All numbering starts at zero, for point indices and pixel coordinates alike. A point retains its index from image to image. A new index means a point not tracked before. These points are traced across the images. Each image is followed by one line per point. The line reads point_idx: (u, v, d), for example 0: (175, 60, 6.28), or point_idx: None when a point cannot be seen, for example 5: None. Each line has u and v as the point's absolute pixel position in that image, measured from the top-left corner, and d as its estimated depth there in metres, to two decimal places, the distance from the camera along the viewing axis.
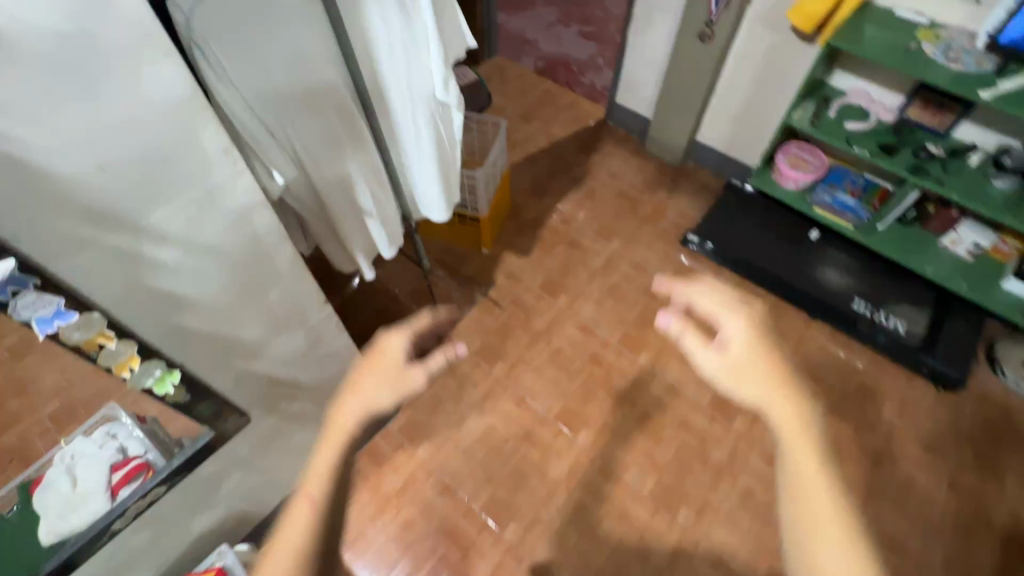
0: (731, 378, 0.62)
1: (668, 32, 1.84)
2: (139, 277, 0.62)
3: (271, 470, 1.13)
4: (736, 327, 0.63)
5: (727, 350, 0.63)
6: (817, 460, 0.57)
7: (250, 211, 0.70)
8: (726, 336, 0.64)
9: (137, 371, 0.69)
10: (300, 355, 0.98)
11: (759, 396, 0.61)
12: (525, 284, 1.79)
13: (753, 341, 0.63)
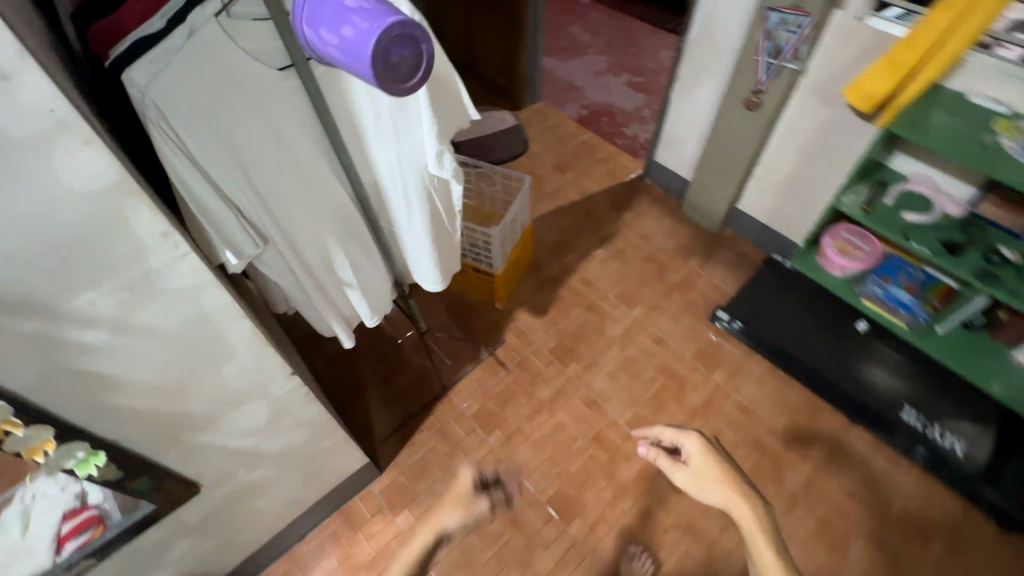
0: (705, 489, 0.79)
1: (714, 96, 1.74)
2: (61, 362, 0.58)
3: (228, 534, 1.06)
4: (696, 445, 0.83)
5: (690, 467, 0.82)
6: (771, 546, 0.72)
7: (197, 290, 0.64)
8: (693, 456, 0.83)
9: (54, 454, 0.63)
10: (263, 425, 0.92)
11: (722, 498, 0.78)
12: (535, 347, 1.69)
13: (710, 458, 0.81)
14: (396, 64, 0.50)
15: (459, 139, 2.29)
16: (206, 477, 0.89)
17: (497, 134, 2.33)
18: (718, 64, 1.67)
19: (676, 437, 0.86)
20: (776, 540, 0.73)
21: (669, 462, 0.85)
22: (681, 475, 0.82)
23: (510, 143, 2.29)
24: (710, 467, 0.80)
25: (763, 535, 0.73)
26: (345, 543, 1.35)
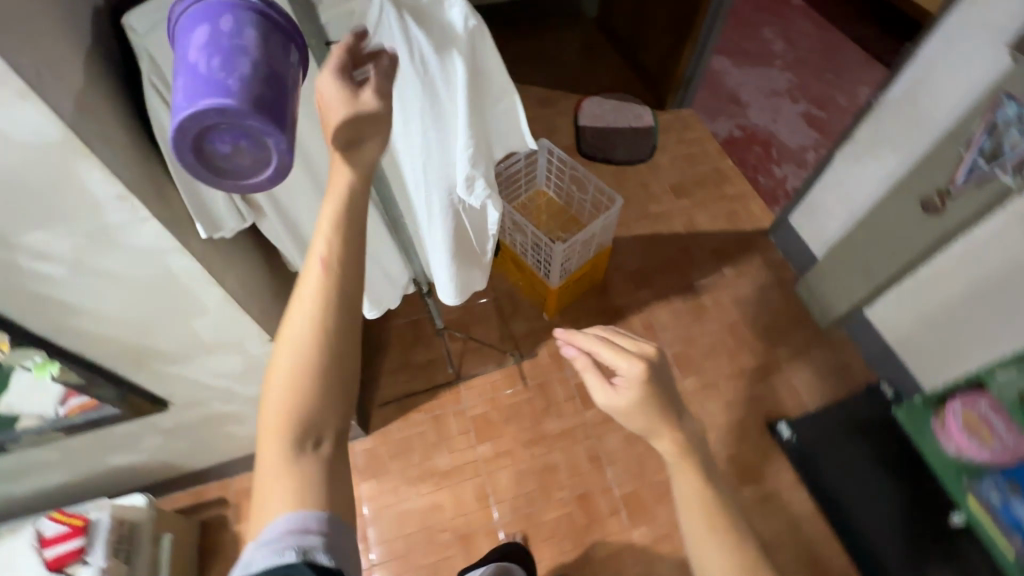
0: (636, 423, 0.63)
1: (888, 175, 1.38)
2: (18, 283, 0.59)
3: (202, 443, 1.13)
4: (635, 365, 0.63)
5: (620, 396, 0.62)
6: (699, 480, 0.62)
7: (162, 253, 0.62)
8: (631, 380, 0.62)
9: (11, 352, 0.68)
10: (238, 373, 0.92)
11: (649, 431, 0.63)
12: (563, 373, 1.56)
13: (652, 392, 0.62)
14: (232, 152, 0.46)
15: (583, 124, 2.10)
16: (176, 399, 0.93)
17: (626, 131, 2.10)
18: (910, 139, 1.31)
19: (605, 350, 0.65)
20: (708, 471, 0.63)
21: (597, 374, 0.66)
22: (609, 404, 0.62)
23: (636, 145, 2.06)
24: (649, 397, 0.61)
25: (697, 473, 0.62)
26: None
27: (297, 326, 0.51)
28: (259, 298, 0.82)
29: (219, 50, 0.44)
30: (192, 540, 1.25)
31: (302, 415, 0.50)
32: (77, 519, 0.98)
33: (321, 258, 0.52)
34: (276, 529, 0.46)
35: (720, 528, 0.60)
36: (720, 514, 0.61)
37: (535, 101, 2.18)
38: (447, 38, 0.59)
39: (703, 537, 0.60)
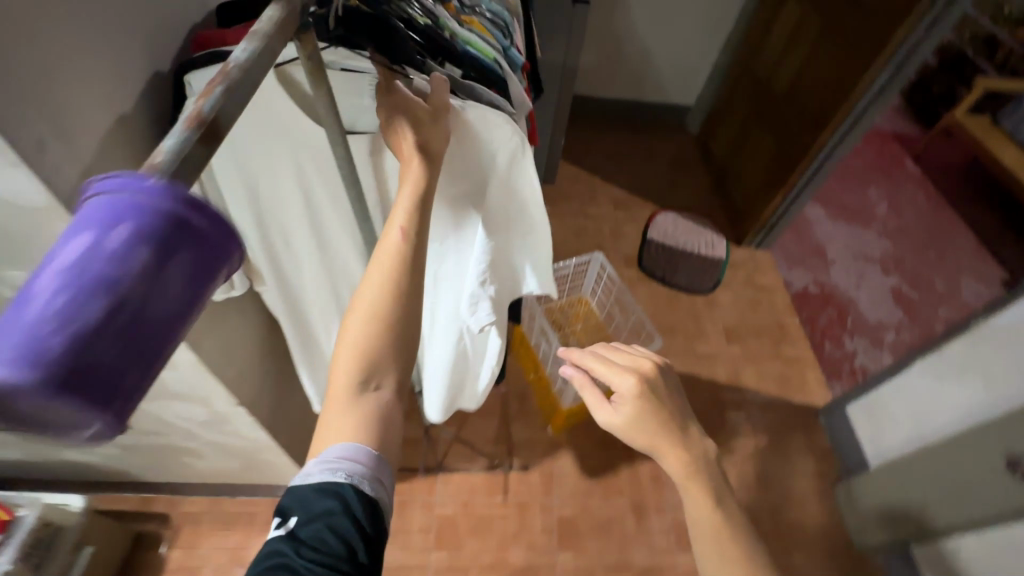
0: (633, 437, 0.66)
1: (968, 408, 1.20)
2: None
3: (157, 463, 1.09)
4: (630, 379, 0.67)
5: (618, 411, 0.67)
6: (705, 492, 0.63)
7: None
8: (626, 396, 0.66)
9: None
10: (201, 421, 0.88)
11: (647, 444, 0.65)
12: (550, 500, 1.42)
13: (647, 406, 0.65)
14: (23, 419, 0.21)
15: (651, 238, 2.01)
16: (135, 425, 0.89)
17: (694, 257, 2.00)
18: (1004, 380, 1.13)
19: (601, 366, 0.70)
20: (716, 484, 0.64)
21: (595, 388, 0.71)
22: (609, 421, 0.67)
23: (700, 274, 1.95)
24: (648, 410, 0.65)
25: (703, 478, 0.63)
26: (253, 528, 1.28)
27: (372, 287, 0.57)
28: (239, 360, 0.78)
29: (99, 289, 0.21)
30: (117, 554, 1.19)
31: (368, 364, 0.56)
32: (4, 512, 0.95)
33: (402, 229, 0.58)
34: (335, 465, 0.51)
35: (726, 526, 0.62)
36: (724, 513, 0.62)
37: (611, 201, 2.14)
38: (491, 155, 0.67)
39: (709, 537, 0.61)
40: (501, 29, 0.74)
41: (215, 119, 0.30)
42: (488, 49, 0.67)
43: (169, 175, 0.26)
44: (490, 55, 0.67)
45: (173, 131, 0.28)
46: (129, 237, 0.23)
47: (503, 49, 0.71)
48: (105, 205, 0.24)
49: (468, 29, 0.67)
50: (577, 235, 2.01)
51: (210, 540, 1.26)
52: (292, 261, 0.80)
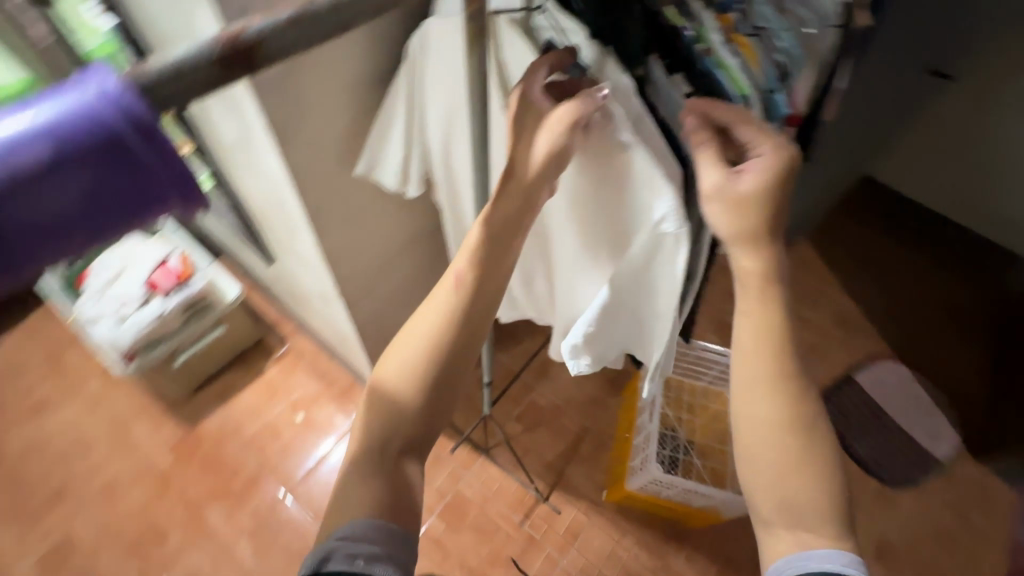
0: (724, 226, 0.49)
1: None
2: (202, 126, 0.70)
3: (291, 300, 1.27)
4: (778, 151, 0.47)
5: (742, 176, 0.47)
6: (770, 331, 0.49)
7: (279, 184, 0.65)
8: (767, 166, 0.47)
9: (189, 155, 0.80)
10: (318, 294, 0.97)
11: (749, 235, 0.48)
12: (561, 555, 1.30)
13: (784, 189, 0.47)
14: None
15: (858, 379, 1.62)
16: (280, 265, 1.03)
17: (897, 436, 1.54)
18: None
19: (740, 119, 0.47)
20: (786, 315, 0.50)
21: (716, 148, 0.48)
22: (719, 190, 0.47)
23: (891, 459, 1.50)
24: (769, 202, 0.47)
25: (777, 291, 0.49)
26: (328, 391, 1.44)
27: (415, 338, 0.51)
28: (356, 266, 0.83)
29: None
30: (242, 345, 1.45)
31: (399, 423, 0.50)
32: (187, 270, 1.20)
33: (460, 279, 0.51)
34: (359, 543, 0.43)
35: (778, 373, 0.49)
36: (787, 357, 0.49)
37: (833, 313, 1.74)
38: (644, 207, 0.53)
39: (755, 391, 0.49)
40: (785, 71, 0.54)
41: (256, 44, 0.32)
42: (749, 81, 0.50)
43: (149, 83, 0.28)
44: (744, 88, 0.49)
45: (192, 43, 0.30)
46: (42, 133, 0.24)
47: (772, 92, 0.52)
48: (53, 90, 0.25)
49: (734, 50, 0.50)
50: None
51: (297, 378, 1.46)
52: None
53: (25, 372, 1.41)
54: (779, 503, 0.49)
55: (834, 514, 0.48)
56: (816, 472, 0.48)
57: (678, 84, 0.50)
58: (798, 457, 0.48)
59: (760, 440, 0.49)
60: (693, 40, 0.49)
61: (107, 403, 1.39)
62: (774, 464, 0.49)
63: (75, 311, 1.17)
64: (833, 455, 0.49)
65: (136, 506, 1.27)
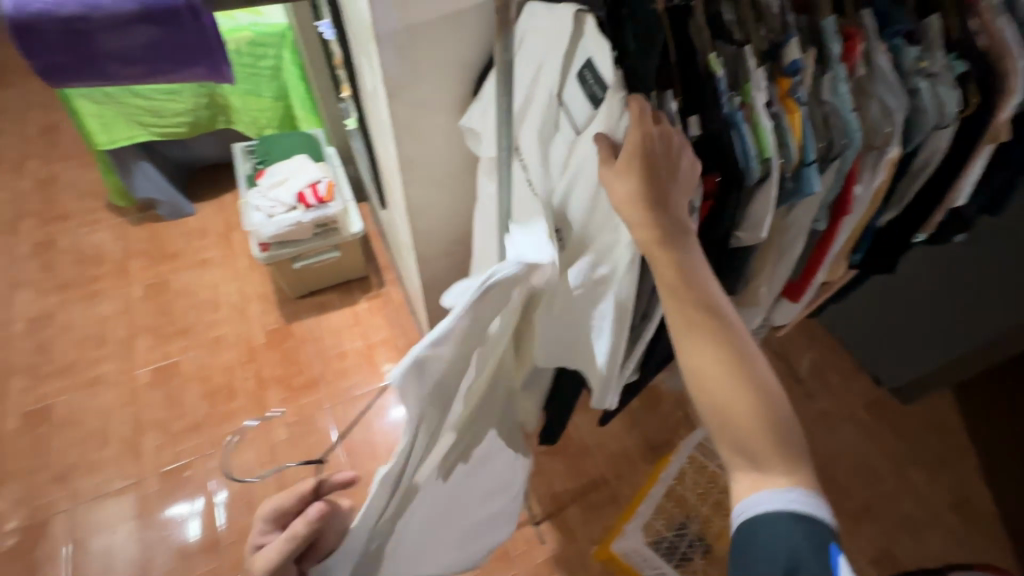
0: (624, 191, 0.52)
1: None
2: (355, 75, 0.87)
3: (396, 250, 1.45)
4: (641, 130, 0.50)
5: (620, 162, 0.52)
6: (677, 288, 0.51)
7: (387, 133, 0.79)
8: (638, 139, 0.50)
9: (348, 97, 1.00)
10: (405, 245, 1.12)
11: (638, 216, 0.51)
12: None
13: (658, 164, 0.50)
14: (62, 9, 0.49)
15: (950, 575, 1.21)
16: (389, 213, 1.20)
17: None
18: None
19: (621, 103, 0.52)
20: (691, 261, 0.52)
21: (606, 146, 0.54)
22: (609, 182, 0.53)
23: None
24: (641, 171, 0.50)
25: (673, 249, 0.51)
26: (397, 340, 1.61)
27: None
28: (433, 229, 0.95)
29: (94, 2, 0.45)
30: (351, 275, 1.69)
31: None
32: (329, 196, 1.46)
33: None
34: None
35: (699, 320, 0.51)
36: (707, 315, 0.51)
37: (950, 494, 1.45)
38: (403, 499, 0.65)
39: (691, 350, 0.51)
40: (834, 147, 0.59)
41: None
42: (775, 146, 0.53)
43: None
44: (769, 154, 0.53)
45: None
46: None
47: (805, 163, 0.56)
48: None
49: (775, 113, 0.55)
50: (849, 470, 1.48)
51: (378, 319, 1.65)
52: None
53: (205, 234, 1.82)
54: (734, 444, 0.49)
55: (786, 443, 0.48)
56: (755, 402, 0.49)
57: (690, 125, 0.54)
58: (751, 396, 0.49)
59: (701, 387, 0.51)
60: (733, 93, 0.54)
61: (243, 279, 1.72)
62: (739, 416, 0.49)
63: (244, 198, 1.47)
64: (773, 384, 0.50)
65: (226, 363, 1.56)
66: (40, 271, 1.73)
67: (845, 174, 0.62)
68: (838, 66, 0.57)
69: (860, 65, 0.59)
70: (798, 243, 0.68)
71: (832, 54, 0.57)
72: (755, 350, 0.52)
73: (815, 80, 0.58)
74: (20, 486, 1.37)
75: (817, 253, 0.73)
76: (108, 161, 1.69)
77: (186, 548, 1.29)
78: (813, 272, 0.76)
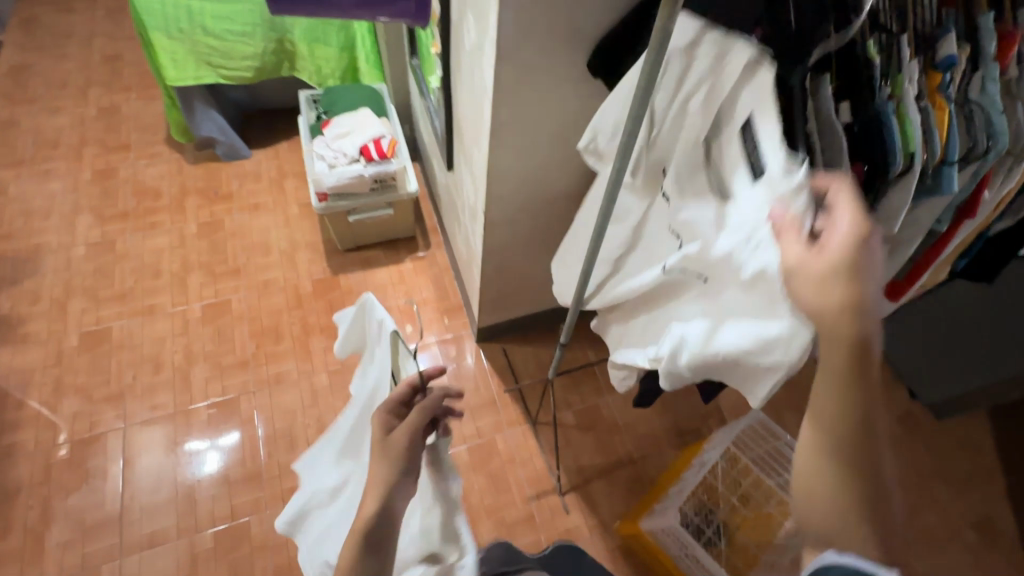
0: (823, 295, 0.48)
1: None
2: (453, 30, 0.87)
3: (450, 215, 1.46)
4: (860, 227, 0.48)
5: (820, 249, 0.48)
6: (847, 392, 0.48)
7: (484, 92, 0.79)
8: (846, 232, 0.48)
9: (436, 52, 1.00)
10: (470, 207, 1.12)
11: (823, 309, 0.48)
12: (547, 547, 1.32)
13: (862, 273, 0.47)
14: None
15: None
16: (454, 174, 1.21)
17: None
18: None
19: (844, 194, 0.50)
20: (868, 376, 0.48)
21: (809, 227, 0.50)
22: (800, 263, 0.49)
23: None
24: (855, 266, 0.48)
25: (862, 354, 0.47)
26: (437, 302, 1.63)
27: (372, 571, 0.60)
28: (507, 194, 0.96)
29: None
30: (398, 234, 1.71)
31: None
32: (391, 152, 1.47)
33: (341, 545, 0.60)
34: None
35: (854, 435, 0.49)
36: (858, 437, 0.49)
37: (974, 513, 1.45)
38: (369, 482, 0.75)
39: (829, 458, 0.50)
40: (978, 148, 0.61)
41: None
42: (921, 142, 0.56)
43: None
44: (914, 149, 0.56)
45: None
46: None
47: (947, 161, 0.60)
48: None
49: (924, 107, 0.57)
50: None
51: (420, 279, 1.67)
52: None
53: (259, 178, 1.85)
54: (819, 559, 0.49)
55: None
56: (870, 540, 0.48)
57: (841, 111, 0.57)
58: (868, 524, 0.48)
59: (819, 492, 0.51)
60: (885, 84, 0.57)
61: (294, 227, 1.75)
62: (848, 535, 0.49)
63: (308, 147, 1.50)
64: (894, 519, 0.49)
65: (274, 306, 1.61)
66: (101, 199, 1.78)
67: (980, 177, 0.64)
68: (989, 65, 0.59)
69: (1011, 67, 0.61)
70: (914, 242, 0.70)
71: (987, 52, 0.59)
72: (892, 489, 0.50)
73: (965, 79, 0.60)
74: (78, 401, 1.44)
75: (932, 251, 0.73)
76: (174, 96, 1.71)
77: (229, 477, 1.35)
78: (920, 273, 0.76)
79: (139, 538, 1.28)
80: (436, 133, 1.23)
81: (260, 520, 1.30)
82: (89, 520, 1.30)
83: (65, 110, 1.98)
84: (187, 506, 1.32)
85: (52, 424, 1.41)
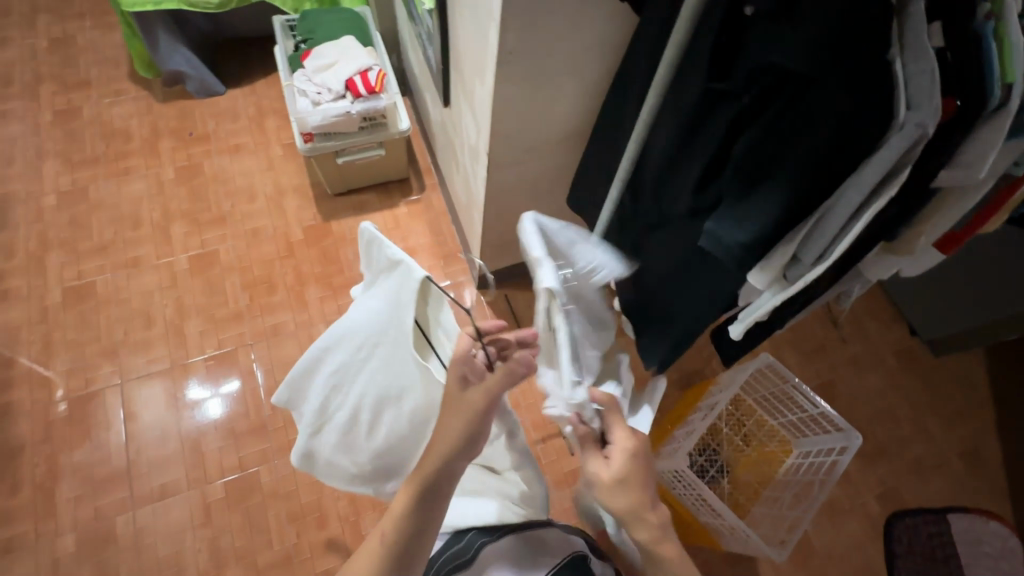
0: (619, 497, 0.66)
1: None
2: None
3: (447, 156, 1.37)
4: (629, 443, 0.68)
5: (609, 466, 0.67)
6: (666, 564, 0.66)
7: (491, 10, 0.70)
8: (621, 449, 0.68)
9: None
10: (471, 149, 1.04)
11: (623, 511, 0.66)
12: (553, 486, 1.36)
13: (639, 470, 0.67)
14: None
15: (911, 523, 1.40)
16: (451, 110, 1.11)
17: None
18: None
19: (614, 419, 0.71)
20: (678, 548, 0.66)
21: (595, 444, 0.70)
22: (596, 474, 0.67)
23: None
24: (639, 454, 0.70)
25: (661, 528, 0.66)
26: (435, 248, 1.57)
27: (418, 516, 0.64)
28: (513, 134, 0.88)
29: None
30: (391, 176, 1.61)
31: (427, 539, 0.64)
32: (380, 86, 1.35)
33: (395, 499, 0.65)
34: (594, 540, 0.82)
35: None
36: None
37: (963, 445, 1.50)
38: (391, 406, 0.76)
39: None
40: None
41: None
42: (1022, 69, 0.48)
43: None
44: (1013, 79, 0.48)
45: None
46: None
47: None
48: None
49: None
50: (869, 412, 1.52)
51: (416, 224, 1.60)
52: (612, 118, 0.80)
53: (237, 117, 1.71)
54: None
55: None
56: None
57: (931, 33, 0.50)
58: None
59: None
60: None
61: (278, 171, 1.65)
62: None
63: (287, 81, 1.37)
64: None
65: (265, 256, 1.54)
66: (67, 142, 1.65)
67: None
68: None
69: None
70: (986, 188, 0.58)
71: None
72: None
73: None
74: (70, 357, 1.40)
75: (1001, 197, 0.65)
76: (133, 24, 1.54)
77: (235, 428, 1.35)
78: (985, 220, 0.67)
79: (150, 490, 1.29)
80: (429, 64, 1.13)
81: (268, 470, 1.31)
82: (97, 474, 1.30)
83: (12, 41, 1.79)
84: (195, 458, 1.32)
85: (46, 381, 1.38)
